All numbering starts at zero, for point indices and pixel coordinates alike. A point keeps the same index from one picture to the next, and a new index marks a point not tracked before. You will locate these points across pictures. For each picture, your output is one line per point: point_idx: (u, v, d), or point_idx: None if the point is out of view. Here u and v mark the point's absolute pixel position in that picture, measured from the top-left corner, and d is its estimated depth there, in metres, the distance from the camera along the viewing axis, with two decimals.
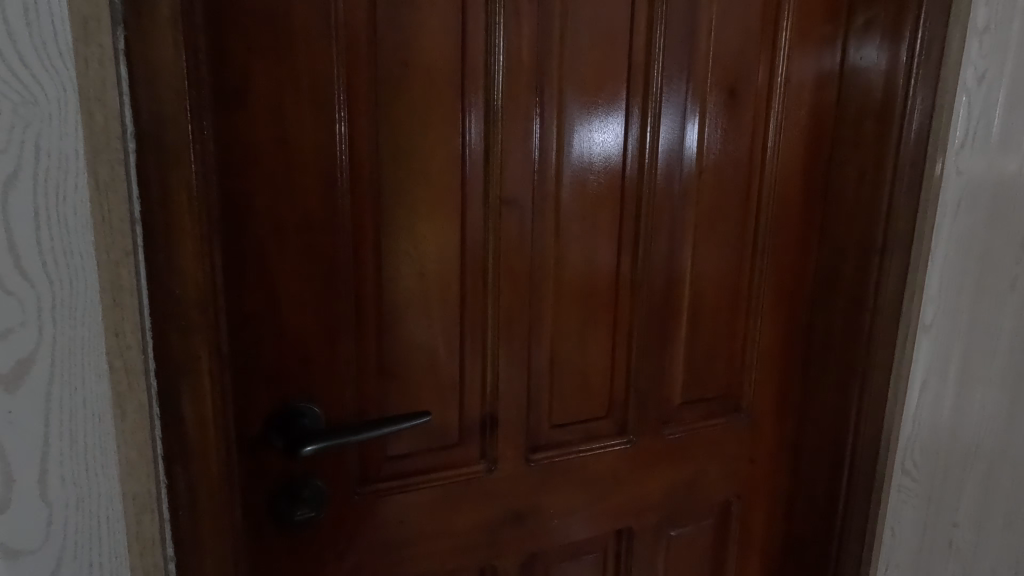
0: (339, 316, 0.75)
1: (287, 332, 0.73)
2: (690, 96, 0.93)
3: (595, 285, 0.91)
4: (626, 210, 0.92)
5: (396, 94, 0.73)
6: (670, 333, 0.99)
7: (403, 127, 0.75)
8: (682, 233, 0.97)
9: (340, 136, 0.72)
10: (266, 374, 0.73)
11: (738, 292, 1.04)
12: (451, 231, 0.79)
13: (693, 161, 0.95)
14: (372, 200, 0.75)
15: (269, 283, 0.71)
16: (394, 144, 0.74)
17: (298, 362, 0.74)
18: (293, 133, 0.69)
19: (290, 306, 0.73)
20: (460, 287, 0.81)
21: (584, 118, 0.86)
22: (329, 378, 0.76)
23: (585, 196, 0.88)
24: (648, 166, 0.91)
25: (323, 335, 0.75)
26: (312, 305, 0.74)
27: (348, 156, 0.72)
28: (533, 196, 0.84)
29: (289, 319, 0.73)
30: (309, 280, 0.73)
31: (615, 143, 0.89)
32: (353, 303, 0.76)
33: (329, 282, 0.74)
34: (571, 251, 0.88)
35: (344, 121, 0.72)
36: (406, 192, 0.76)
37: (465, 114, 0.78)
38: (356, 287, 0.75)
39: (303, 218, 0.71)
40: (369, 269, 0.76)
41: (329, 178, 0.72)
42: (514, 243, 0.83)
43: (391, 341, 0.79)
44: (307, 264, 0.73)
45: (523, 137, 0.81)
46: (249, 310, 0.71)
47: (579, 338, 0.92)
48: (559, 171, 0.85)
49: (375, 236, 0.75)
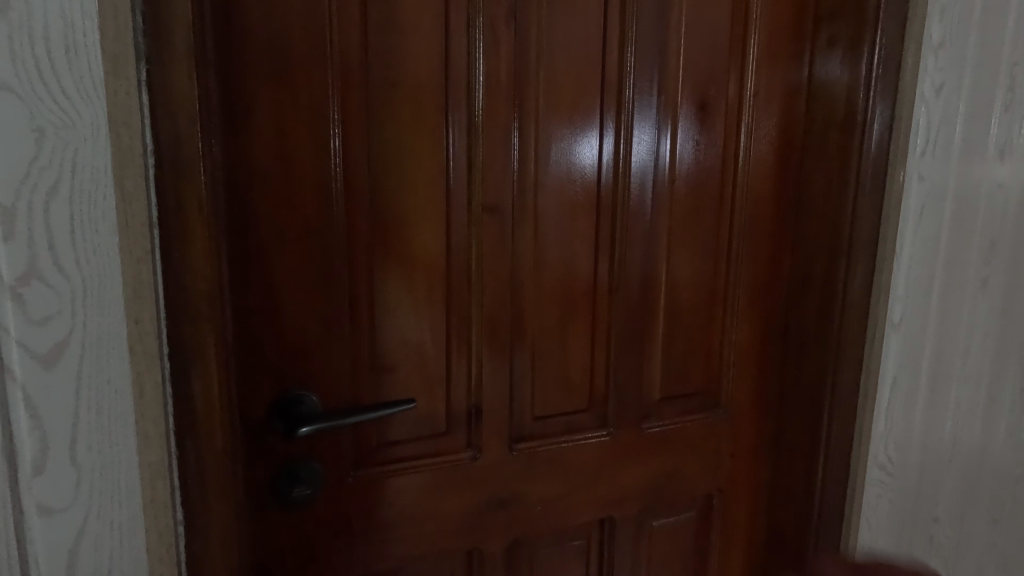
0: (333, 311, 0.83)
1: (286, 326, 0.81)
2: (663, 111, 1.00)
3: (573, 286, 0.98)
4: (603, 217, 0.98)
5: (385, 113, 0.82)
6: (647, 331, 1.05)
7: (391, 141, 0.82)
8: (657, 237, 1.03)
9: (334, 151, 0.80)
10: (266, 364, 0.81)
11: (713, 292, 1.10)
12: (437, 236, 0.87)
13: (667, 170, 1.02)
14: (365, 209, 0.82)
15: (270, 280, 0.79)
16: (383, 157, 0.82)
17: (298, 354, 0.82)
18: (292, 146, 0.78)
19: (290, 301, 0.81)
20: (446, 287, 0.89)
21: (561, 131, 0.93)
22: (325, 370, 0.83)
23: (563, 204, 0.95)
24: (623, 177, 0.99)
25: (319, 329, 0.82)
26: (310, 301, 0.82)
27: (342, 168, 0.81)
28: (514, 203, 0.91)
29: (289, 315, 0.81)
30: (308, 280, 0.81)
31: (591, 155, 0.96)
32: (348, 300, 0.83)
33: (324, 279, 0.82)
34: (550, 254, 0.95)
35: (338, 137, 0.80)
36: (397, 201, 0.84)
37: (449, 129, 0.86)
38: (350, 286, 0.83)
39: (300, 222, 0.79)
40: (362, 269, 0.84)
41: (326, 189, 0.80)
42: (495, 248, 0.91)
43: (382, 336, 0.86)
44: (304, 264, 0.81)
45: (504, 151, 0.89)
46: (253, 304, 0.79)
47: (559, 335, 0.98)
48: (539, 180, 0.93)
49: (369, 239, 0.83)
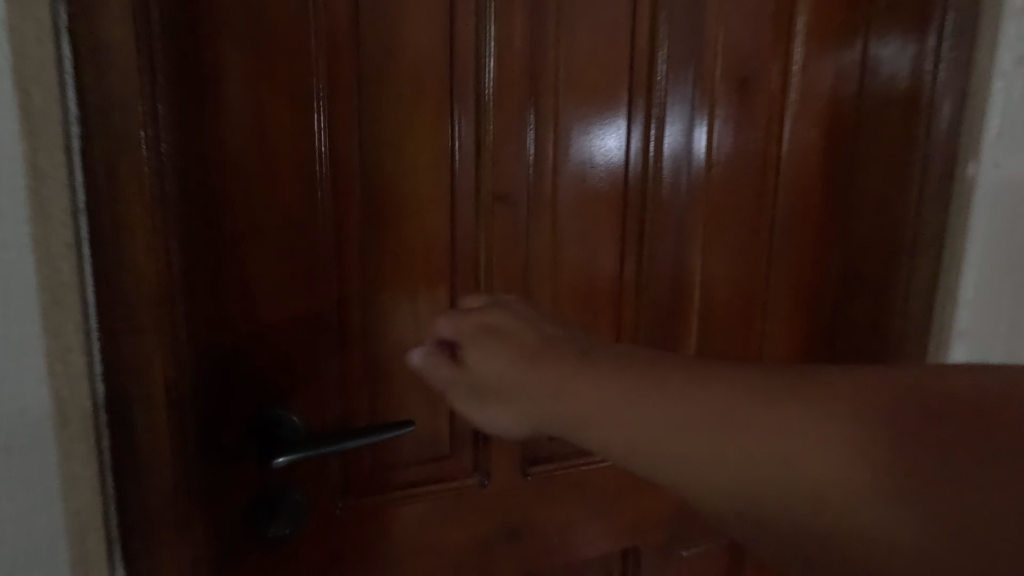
0: (319, 318, 0.71)
1: (265, 336, 0.69)
2: (699, 93, 0.87)
3: (596, 287, 0.86)
4: (630, 208, 0.86)
5: (380, 85, 0.69)
6: (678, 339, 0.93)
7: (387, 120, 0.70)
8: (691, 231, 0.90)
9: (319, 129, 0.68)
10: (240, 381, 0.68)
11: (753, 297, 0.97)
12: (441, 233, 0.75)
13: (701, 160, 0.89)
14: (357, 197, 0.70)
15: (245, 282, 0.67)
16: (378, 137, 0.70)
17: (277, 368, 0.70)
18: (269, 123, 0.66)
19: (268, 307, 0.68)
20: (450, 289, 0.77)
21: (584, 110, 0.81)
22: (310, 386, 0.72)
23: (584, 194, 0.83)
24: (653, 165, 0.86)
25: (304, 339, 0.71)
26: (291, 306, 0.70)
27: (328, 150, 0.68)
28: (529, 193, 0.79)
29: (266, 323, 0.69)
30: (288, 281, 0.69)
31: (616, 139, 0.83)
32: (337, 305, 0.71)
33: (308, 280, 0.70)
34: (569, 251, 0.83)
35: (324, 113, 0.68)
36: (393, 188, 0.72)
37: (455, 108, 0.73)
38: (338, 288, 0.71)
39: (279, 213, 0.67)
40: (352, 269, 0.71)
41: (309, 174, 0.68)
42: (507, 243, 0.79)
43: (376, 347, 0.74)
44: (285, 263, 0.69)
45: (518, 134, 0.77)
46: (224, 311, 0.66)
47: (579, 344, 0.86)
48: (557, 169, 0.80)
49: (361, 233, 0.71)
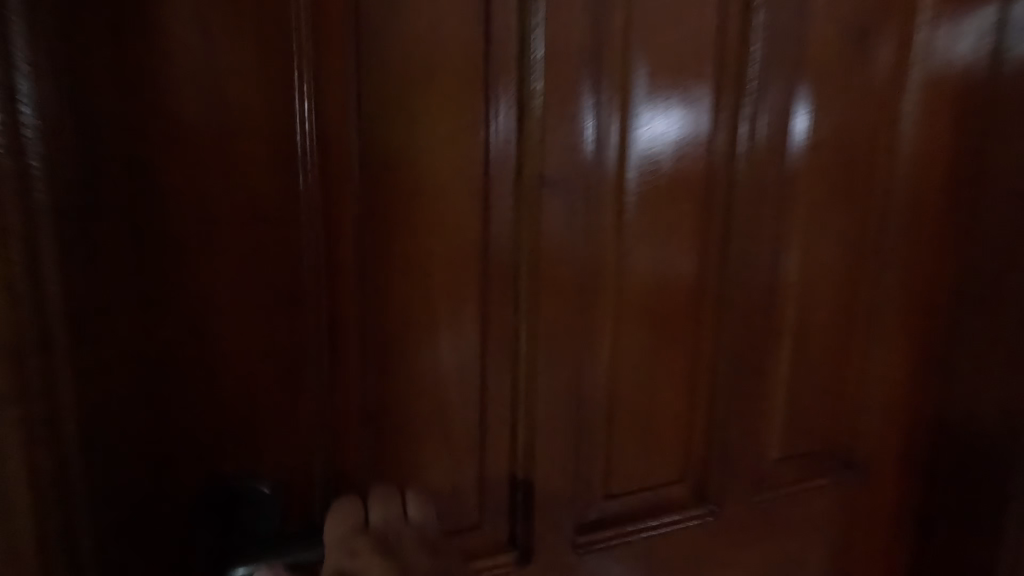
0: (302, 358, 0.53)
1: (228, 384, 0.51)
2: (800, 61, 0.68)
3: (667, 306, 0.67)
4: (714, 204, 0.66)
5: (390, 36, 0.51)
6: (765, 368, 0.74)
7: (396, 93, 0.52)
8: (784, 235, 0.71)
9: (301, 95, 0.49)
10: (196, 446, 0.51)
11: (853, 317, 0.79)
12: (468, 244, 0.56)
13: (798, 145, 0.70)
14: (356, 190, 0.52)
15: (199, 312, 0.49)
16: (385, 109, 0.52)
17: (244, 421, 0.52)
18: (228, 93, 0.47)
19: (232, 346, 0.51)
20: (482, 311, 0.58)
21: (663, 76, 0.61)
22: (291, 445, 0.54)
23: (656, 185, 0.63)
24: (742, 153, 0.67)
25: (281, 388, 0.53)
26: (262, 344, 0.51)
27: (314, 125, 0.49)
28: (585, 184, 0.60)
29: (228, 360, 0.51)
30: (259, 304, 0.51)
31: (697, 115, 0.64)
32: (325, 341, 0.53)
33: (285, 309, 0.51)
34: (636, 260, 0.64)
35: (308, 72, 0.49)
36: (405, 178, 0.53)
37: (487, 76, 0.55)
38: (329, 314, 0.52)
39: (244, 219, 0.49)
40: (348, 288, 0.53)
41: (288, 158, 0.49)
42: (557, 249, 0.60)
43: (382, 394, 0.56)
44: (253, 287, 0.50)
45: (571, 112, 0.58)
46: (168, 353, 0.48)
47: (644, 376, 0.67)
48: (620, 158, 0.61)
49: (361, 239, 0.53)
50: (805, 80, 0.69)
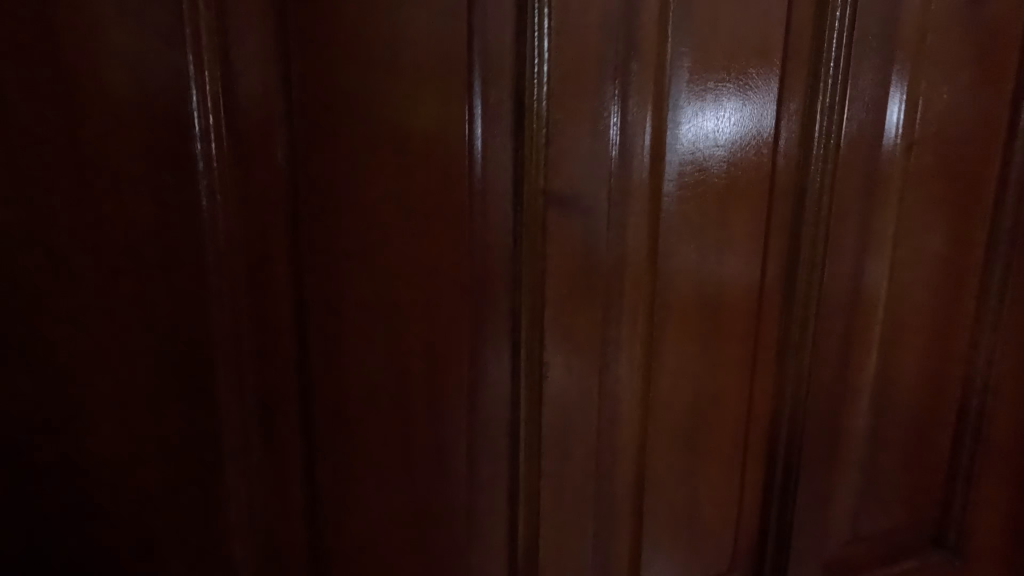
0: (216, 441, 0.38)
1: (108, 483, 0.37)
2: (896, 32, 0.51)
3: (714, 356, 0.52)
4: (774, 226, 0.52)
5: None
6: (838, 430, 0.58)
7: (346, 76, 0.37)
8: (868, 262, 0.55)
9: (206, 92, 0.35)
10: (69, 571, 0.37)
11: (953, 361, 0.62)
12: (454, 288, 0.42)
13: (892, 141, 0.54)
14: (292, 220, 0.38)
15: (61, 386, 0.35)
16: (329, 109, 0.37)
17: (142, 544, 0.38)
18: (93, 81, 0.33)
19: (112, 431, 0.36)
20: (471, 371, 0.44)
21: (710, 57, 0.46)
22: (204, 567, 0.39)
23: (702, 203, 0.49)
24: (814, 156, 0.51)
25: (192, 493, 0.38)
26: (155, 424, 0.37)
27: (227, 133, 0.36)
28: (608, 204, 0.45)
29: (110, 461, 0.36)
30: (154, 384, 0.36)
31: (756, 110, 0.49)
32: (253, 415, 0.39)
33: (187, 374, 0.37)
34: (673, 300, 0.50)
35: (216, 61, 0.35)
36: (365, 199, 0.39)
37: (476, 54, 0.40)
38: (261, 389, 0.39)
39: (125, 256, 0.35)
40: (286, 354, 0.39)
41: (189, 180, 0.35)
42: (570, 290, 0.46)
43: (334, 481, 0.42)
44: (139, 347, 0.36)
45: (589, 108, 0.43)
46: (22, 452, 0.35)
47: (683, 446, 0.53)
48: (655, 163, 0.46)
49: (301, 288, 0.39)
50: (903, 56, 0.52)
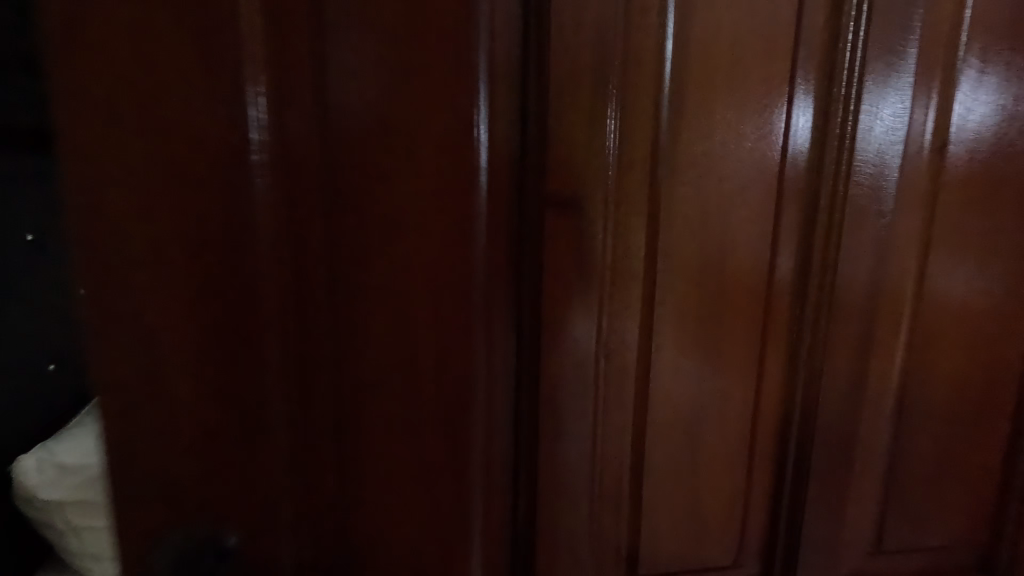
0: (261, 427, 0.43)
1: (178, 451, 0.43)
2: (924, 22, 0.50)
3: (716, 358, 0.54)
4: (782, 232, 0.52)
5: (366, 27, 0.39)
6: (855, 440, 0.58)
7: (375, 94, 0.40)
8: (887, 270, 0.55)
9: (260, 115, 0.38)
10: (149, 524, 0.43)
11: (995, 364, 0.59)
12: (471, 299, 0.43)
13: (917, 134, 0.53)
14: (329, 231, 0.41)
15: (147, 370, 0.41)
16: (359, 128, 0.40)
17: (203, 513, 0.43)
18: (169, 108, 0.38)
19: (181, 407, 0.42)
20: (487, 381, 0.45)
21: (709, 71, 0.49)
22: (246, 541, 0.44)
23: (703, 210, 0.51)
24: (826, 164, 0.51)
25: (243, 474, 0.43)
26: (215, 410, 0.42)
27: (277, 153, 0.39)
28: (606, 212, 0.49)
29: (181, 436, 0.42)
30: (214, 376, 0.41)
31: (761, 120, 0.50)
32: (296, 410, 0.43)
33: (238, 367, 0.41)
34: (672, 303, 0.52)
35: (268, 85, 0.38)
36: (391, 210, 0.42)
37: (496, 61, 0.42)
38: (302, 385, 0.43)
39: (194, 262, 0.40)
40: (324, 353, 0.43)
41: (241, 195, 0.39)
42: (570, 291, 0.49)
43: (363, 467, 0.45)
44: (201, 339, 0.41)
45: (589, 124, 0.47)
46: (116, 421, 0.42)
47: (684, 443, 0.55)
48: (658, 160, 0.49)
49: (336, 294, 0.42)
50: (933, 43, 0.51)
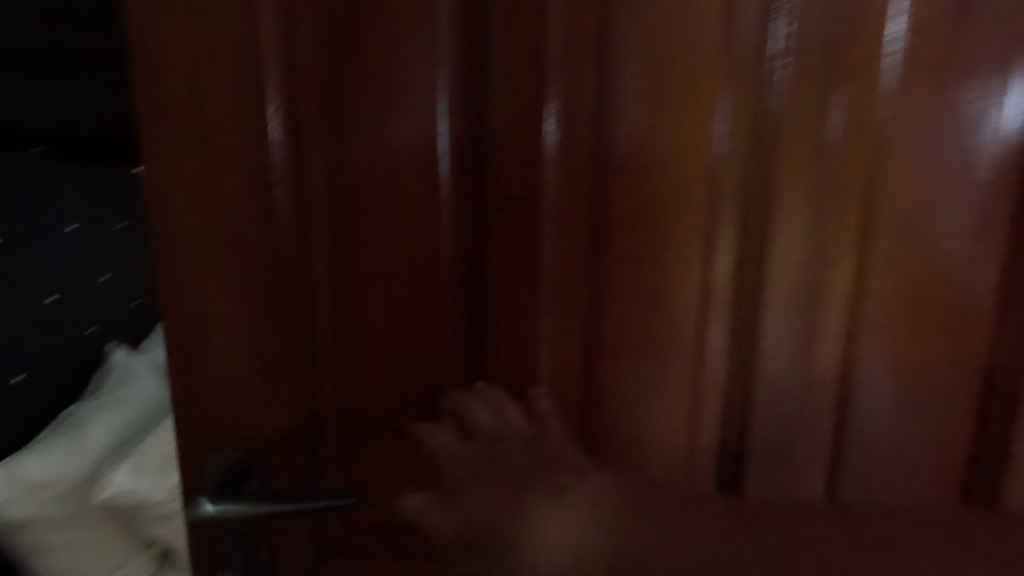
0: (277, 343, 0.60)
1: (223, 362, 0.60)
2: (857, 13, 0.52)
3: (655, 333, 0.60)
4: (716, 218, 0.57)
5: (349, 64, 0.55)
6: (799, 418, 0.60)
7: (353, 108, 0.55)
8: (827, 255, 0.57)
9: (273, 120, 0.55)
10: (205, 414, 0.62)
11: (959, 352, 0.58)
12: (429, 259, 0.59)
13: (852, 123, 0.54)
14: (325, 206, 0.58)
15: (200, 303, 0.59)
16: (344, 134, 0.56)
17: (240, 407, 0.61)
18: (217, 122, 0.56)
19: (224, 328, 0.60)
20: (441, 319, 0.60)
21: (641, 75, 0.55)
22: (270, 429, 0.62)
23: (640, 199, 0.56)
24: (756, 154, 0.55)
25: (268, 380, 0.61)
26: (245, 331, 0.60)
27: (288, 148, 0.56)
28: (549, 201, 0.57)
29: (225, 350, 0.60)
30: (249, 306, 0.59)
31: (692, 115, 0.55)
32: (303, 334, 0.60)
33: (263, 300, 0.59)
34: (613, 281, 0.59)
35: (280, 100, 0.55)
36: (367, 194, 0.57)
37: (443, 81, 0.55)
38: (307, 316, 0.60)
39: (235, 225, 0.57)
40: (323, 293, 0.60)
41: (262, 176, 0.56)
42: (518, 267, 0.59)
43: (352, 382, 0.61)
44: (239, 279, 0.59)
45: (531, 127, 0.56)
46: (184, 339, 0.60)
47: (626, 409, 0.61)
48: (594, 153, 0.56)
49: (331, 251, 0.59)
50: (870, 38, 0.52)
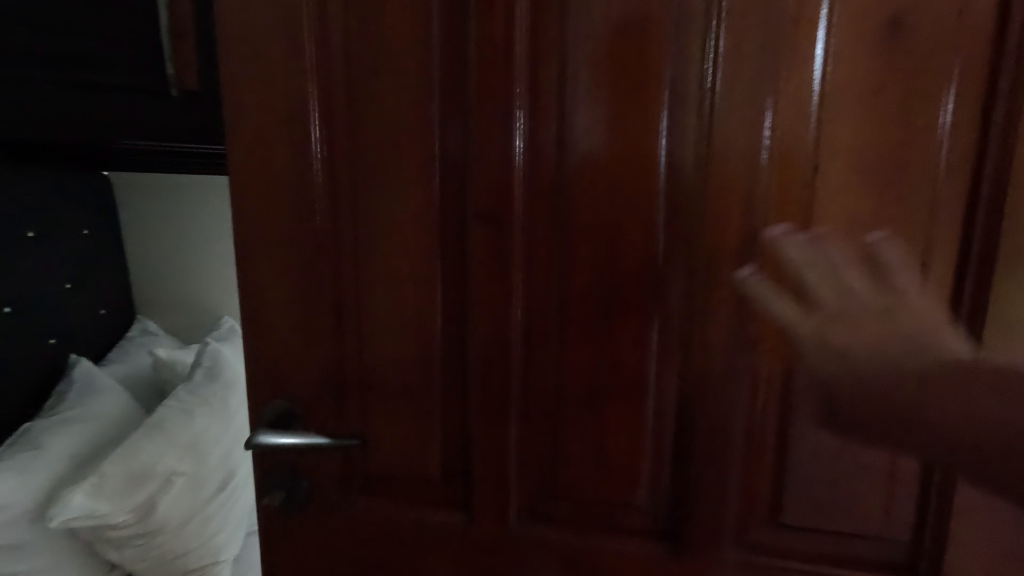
0: (314, 316, 0.78)
1: (275, 330, 0.79)
2: (782, 49, 0.60)
3: (610, 322, 0.69)
4: (661, 223, 0.66)
5: (367, 102, 0.71)
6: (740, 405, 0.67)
7: (371, 136, 0.72)
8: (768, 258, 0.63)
9: (315, 144, 0.73)
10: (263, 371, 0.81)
11: None
12: (425, 253, 0.73)
13: (784, 142, 0.61)
14: (348, 211, 0.74)
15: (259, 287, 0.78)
16: (363, 155, 0.73)
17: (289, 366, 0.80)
18: (275, 149, 0.74)
19: (276, 304, 0.78)
20: (434, 303, 0.74)
21: (595, 103, 0.65)
22: (308, 385, 0.80)
23: (596, 207, 0.67)
24: (697, 170, 0.64)
25: (308, 345, 0.79)
26: (291, 306, 0.78)
27: (324, 166, 0.74)
28: (519, 208, 0.69)
29: (277, 321, 0.79)
30: (294, 287, 0.77)
31: (639, 136, 0.64)
32: (331, 309, 0.77)
33: (303, 283, 0.77)
34: (574, 276, 0.69)
35: (319, 130, 0.73)
36: (379, 201, 0.73)
37: (437, 115, 0.69)
38: (334, 295, 0.77)
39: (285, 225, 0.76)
40: (346, 278, 0.76)
41: (305, 188, 0.74)
42: (494, 263, 0.71)
43: (368, 349, 0.77)
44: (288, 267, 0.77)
45: (505, 148, 0.68)
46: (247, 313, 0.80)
47: (586, 387, 0.71)
48: (557, 169, 0.68)
49: (352, 245, 0.75)
50: (795, 68, 0.59)
